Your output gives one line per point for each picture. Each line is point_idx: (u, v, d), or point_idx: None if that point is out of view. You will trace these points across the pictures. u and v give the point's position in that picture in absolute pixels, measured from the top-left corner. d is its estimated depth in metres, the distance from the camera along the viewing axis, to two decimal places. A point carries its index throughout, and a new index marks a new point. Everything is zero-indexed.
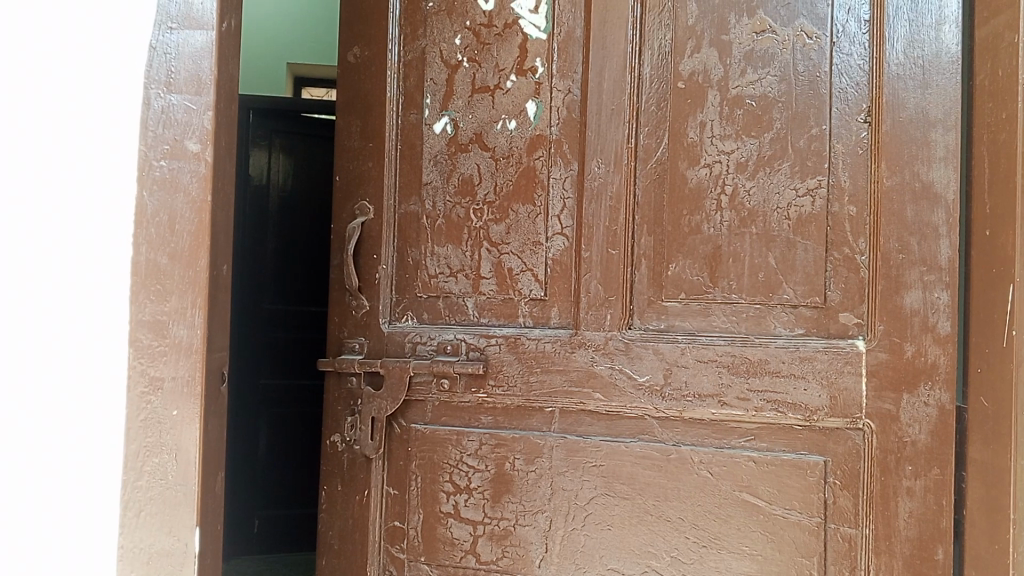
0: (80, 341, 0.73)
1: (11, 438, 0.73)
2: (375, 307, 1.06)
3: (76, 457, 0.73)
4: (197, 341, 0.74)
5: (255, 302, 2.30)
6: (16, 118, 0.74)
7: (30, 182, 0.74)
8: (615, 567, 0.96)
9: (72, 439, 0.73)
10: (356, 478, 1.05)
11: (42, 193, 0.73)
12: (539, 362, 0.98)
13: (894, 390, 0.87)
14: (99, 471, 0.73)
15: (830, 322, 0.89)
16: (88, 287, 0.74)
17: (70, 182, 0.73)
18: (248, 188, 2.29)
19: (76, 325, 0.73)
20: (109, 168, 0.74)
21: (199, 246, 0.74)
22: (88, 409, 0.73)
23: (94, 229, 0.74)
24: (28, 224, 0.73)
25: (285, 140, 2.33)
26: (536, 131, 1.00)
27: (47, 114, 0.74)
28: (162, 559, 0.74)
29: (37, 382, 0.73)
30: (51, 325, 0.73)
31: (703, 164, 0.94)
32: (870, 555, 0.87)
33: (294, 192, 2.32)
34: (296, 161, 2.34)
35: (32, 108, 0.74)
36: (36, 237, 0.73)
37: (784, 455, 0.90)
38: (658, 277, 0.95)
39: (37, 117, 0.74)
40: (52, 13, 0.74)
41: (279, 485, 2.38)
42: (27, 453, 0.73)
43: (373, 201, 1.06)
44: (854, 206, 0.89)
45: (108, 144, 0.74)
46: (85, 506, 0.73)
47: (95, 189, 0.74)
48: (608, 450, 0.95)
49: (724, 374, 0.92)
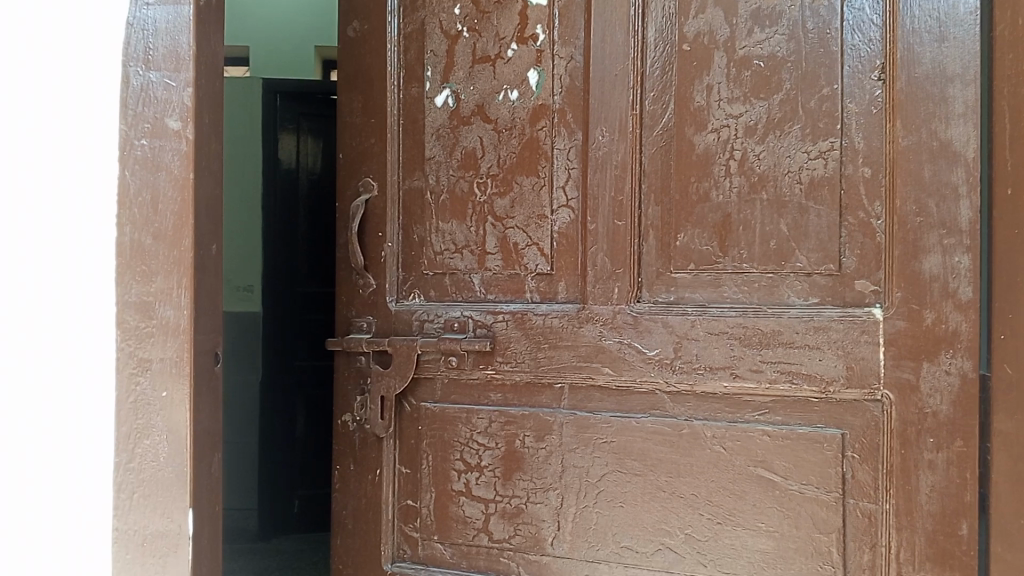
0: (73, 327, 0.75)
1: (21, 422, 0.76)
2: (383, 285, 1.05)
3: (76, 435, 0.76)
4: (183, 321, 0.74)
5: (290, 283, 2.32)
6: (21, 106, 0.75)
7: (34, 180, 0.75)
8: (628, 545, 0.94)
9: (72, 430, 0.76)
10: (368, 457, 1.06)
11: (43, 189, 0.75)
12: (547, 336, 0.97)
13: (913, 359, 0.82)
14: (93, 466, 0.76)
15: (846, 289, 0.85)
16: (82, 268, 0.75)
17: (75, 179, 0.75)
18: (277, 173, 2.31)
19: (70, 307, 0.75)
20: (92, 154, 0.75)
21: (183, 224, 0.74)
22: (86, 390, 0.75)
23: (97, 224, 0.75)
24: (29, 219, 0.75)
25: (313, 122, 2.34)
26: (538, 101, 0.97)
27: (49, 112, 0.75)
28: (157, 541, 0.75)
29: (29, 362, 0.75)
30: (53, 316, 0.75)
31: (710, 129, 0.90)
32: (891, 531, 0.84)
33: (322, 177, 2.32)
34: (323, 145, 2.35)
35: (26, 92, 0.75)
36: (34, 220, 0.75)
37: (799, 429, 0.86)
38: (665, 248, 0.92)
39: (40, 113, 0.75)
40: (58, 10, 0.75)
41: (308, 465, 2.42)
42: (22, 430, 0.76)
43: (376, 177, 1.05)
44: (869, 167, 0.84)
45: (91, 129, 0.75)
46: (83, 486, 0.76)
47: (77, 175, 0.75)
48: (618, 426, 0.93)
49: (736, 346, 0.88)
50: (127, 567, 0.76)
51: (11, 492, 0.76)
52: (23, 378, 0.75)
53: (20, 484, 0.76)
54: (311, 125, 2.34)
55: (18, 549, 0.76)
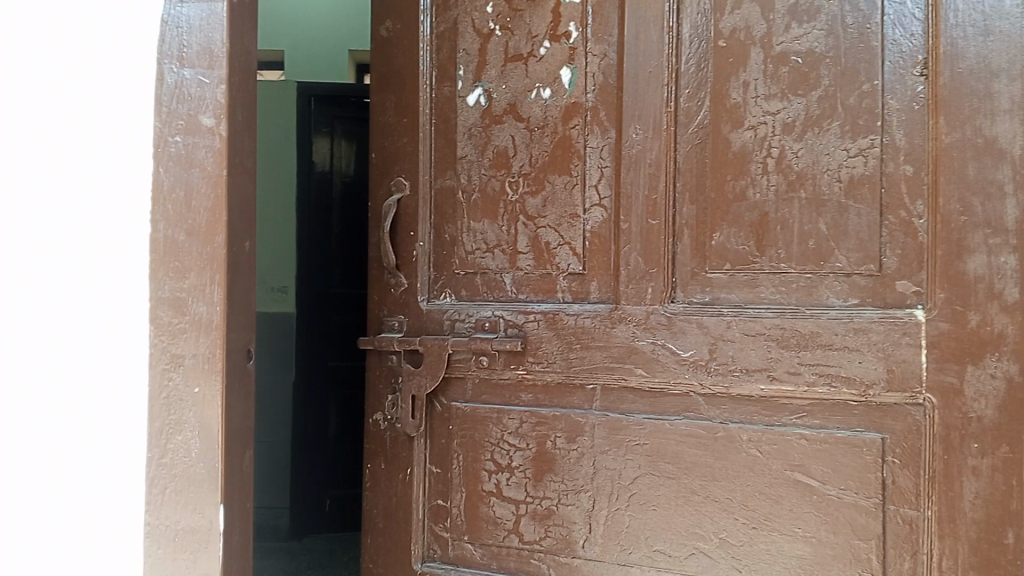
0: (105, 334, 0.78)
1: (27, 421, 0.79)
2: (415, 284, 1.05)
3: (103, 441, 0.78)
4: (216, 317, 0.76)
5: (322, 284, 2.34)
6: (63, 122, 0.79)
7: (56, 189, 0.79)
8: (661, 549, 0.93)
9: (69, 428, 0.79)
10: (399, 455, 1.06)
11: (44, 189, 0.79)
12: (579, 337, 0.96)
13: (957, 362, 0.80)
14: (94, 471, 0.79)
15: (886, 291, 0.83)
16: (116, 274, 0.78)
17: (74, 181, 0.79)
18: (311, 176, 2.33)
19: (105, 313, 0.78)
20: (127, 161, 0.78)
21: (216, 220, 0.77)
22: (117, 394, 0.78)
23: (98, 225, 0.79)
24: (52, 227, 0.79)
25: (346, 125, 2.36)
26: (570, 99, 0.97)
27: (50, 119, 0.79)
28: (189, 536, 0.76)
29: (61, 369, 0.79)
30: (55, 313, 0.79)
31: (747, 126, 0.88)
32: (933, 539, 0.81)
33: (356, 179, 2.34)
34: (357, 148, 2.36)
35: (67, 110, 0.79)
36: (69, 233, 0.79)
37: (837, 433, 0.84)
38: (700, 248, 0.90)
39: (41, 120, 0.79)
40: (59, 11, 0.79)
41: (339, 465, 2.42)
42: (51, 434, 0.79)
43: (408, 176, 1.05)
44: (911, 165, 0.82)
45: (127, 137, 0.78)
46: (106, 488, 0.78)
47: (110, 185, 0.78)
48: (651, 429, 0.92)
49: (773, 348, 0.86)
50: (157, 562, 0.77)
51: (9, 487, 0.80)
52: (59, 384, 0.79)
53: (20, 477, 0.80)
54: (344, 128, 2.36)
55: (19, 556, 0.80)
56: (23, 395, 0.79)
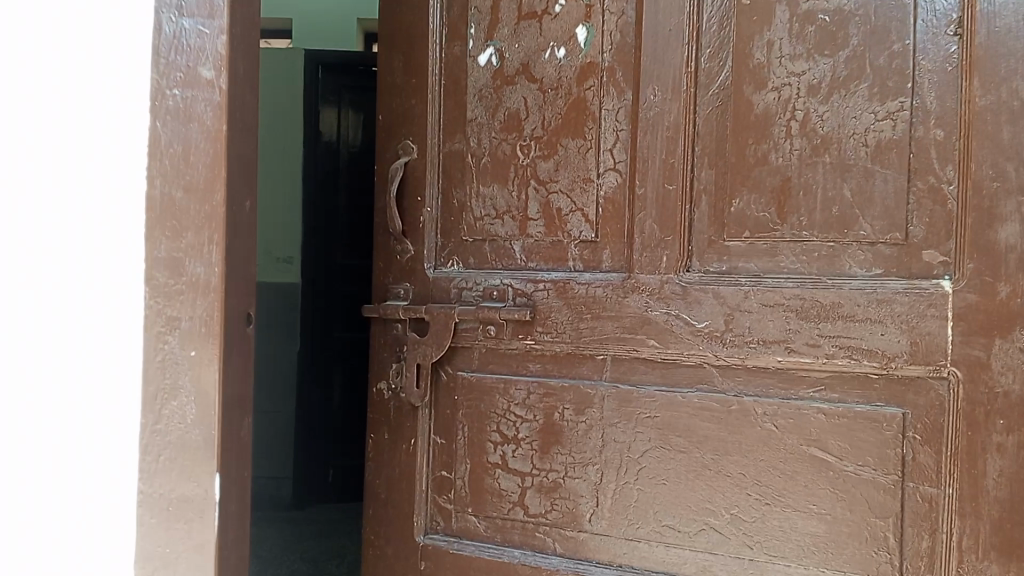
0: (105, 332, 0.76)
1: (25, 420, 0.77)
2: (421, 250, 1.02)
3: (103, 440, 0.76)
4: (214, 278, 0.74)
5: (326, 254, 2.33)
6: (62, 117, 0.76)
7: (56, 193, 0.76)
8: (671, 524, 0.90)
9: (70, 428, 0.76)
10: (402, 426, 1.03)
11: (44, 188, 0.76)
12: (590, 306, 0.93)
13: (985, 335, 0.77)
14: (95, 473, 0.76)
15: (912, 260, 0.79)
16: (111, 253, 0.75)
17: (74, 180, 0.75)
18: (318, 146, 2.30)
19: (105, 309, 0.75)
20: (123, 125, 0.75)
21: (215, 177, 0.74)
22: (114, 384, 0.76)
23: (98, 225, 0.75)
24: (48, 220, 0.76)
25: (355, 95, 2.33)
26: (587, 59, 0.94)
27: (49, 119, 0.76)
28: (184, 505, 0.74)
29: (60, 372, 0.76)
30: (55, 314, 0.76)
31: (770, 88, 0.85)
32: (954, 518, 0.79)
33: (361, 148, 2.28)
34: (364, 117, 2.31)
35: (67, 107, 0.75)
36: (69, 235, 0.75)
37: (855, 408, 0.81)
38: (719, 214, 0.87)
39: (39, 120, 0.76)
40: (59, 9, 0.75)
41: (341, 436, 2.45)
42: (52, 436, 0.77)
43: (416, 139, 1.02)
44: (942, 129, 0.78)
45: (123, 101, 0.75)
46: (107, 488, 0.76)
47: (108, 168, 0.75)
48: (663, 401, 0.89)
49: (792, 319, 0.83)
50: (149, 532, 0.75)
51: (10, 485, 0.78)
52: (59, 386, 0.76)
53: (20, 476, 0.77)
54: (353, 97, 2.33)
55: (19, 556, 0.78)
56: (25, 392, 0.77)
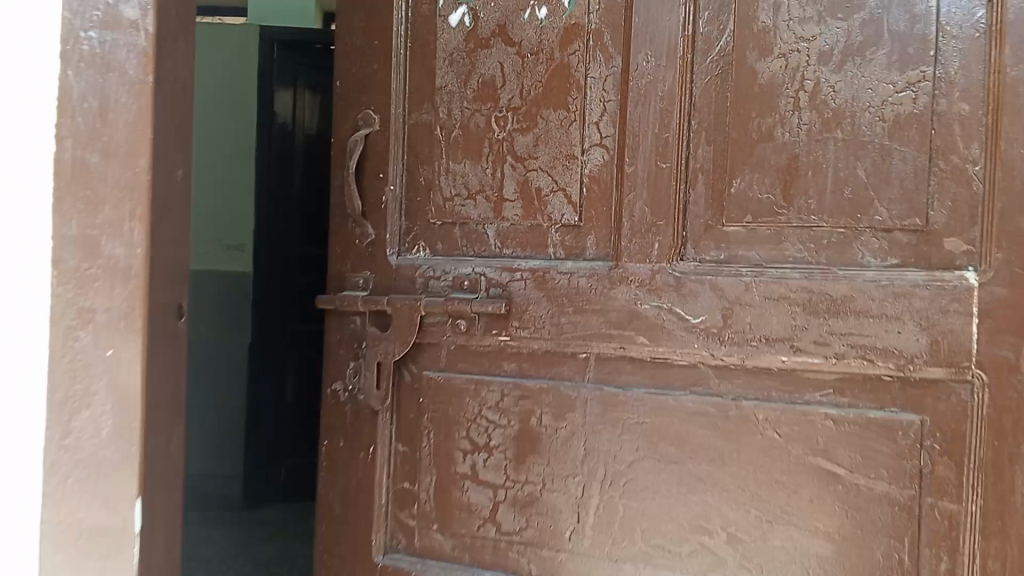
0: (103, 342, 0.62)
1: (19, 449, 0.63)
2: (382, 235, 0.91)
3: (80, 461, 0.63)
4: (137, 262, 0.62)
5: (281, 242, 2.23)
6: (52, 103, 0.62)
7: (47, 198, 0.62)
8: (659, 544, 0.80)
9: (54, 442, 0.63)
10: (360, 432, 0.93)
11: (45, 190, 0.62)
12: (573, 298, 0.83)
13: (1015, 334, 0.67)
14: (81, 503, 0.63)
15: (932, 250, 0.70)
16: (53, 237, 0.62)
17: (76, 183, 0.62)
18: (273, 129, 2.19)
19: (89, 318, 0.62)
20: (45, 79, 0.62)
21: (138, 140, 0.62)
22: (68, 390, 0.63)
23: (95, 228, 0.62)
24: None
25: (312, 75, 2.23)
26: (571, 20, 0.83)
27: (50, 120, 0.62)
28: (99, 536, 0.63)
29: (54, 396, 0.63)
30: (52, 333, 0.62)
31: (777, 55, 0.75)
32: (977, 539, 0.69)
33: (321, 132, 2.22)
34: (322, 99, 2.22)
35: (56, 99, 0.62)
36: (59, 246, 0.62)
37: (868, 414, 0.71)
38: (718, 196, 0.77)
39: (41, 119, 0.62)
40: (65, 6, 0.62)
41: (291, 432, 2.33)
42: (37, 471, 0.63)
43: (379, 109, 0.91)
44: (967, 102, 0.69)
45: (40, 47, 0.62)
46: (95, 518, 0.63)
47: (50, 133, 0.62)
48: (653, 405, 0.79)
49: (798, 314, 0.73)
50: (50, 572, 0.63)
51: (6, 486, 0.63)
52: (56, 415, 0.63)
53: (18, 479, 0.63)
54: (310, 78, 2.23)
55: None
56: (24, 393, 0.63)
